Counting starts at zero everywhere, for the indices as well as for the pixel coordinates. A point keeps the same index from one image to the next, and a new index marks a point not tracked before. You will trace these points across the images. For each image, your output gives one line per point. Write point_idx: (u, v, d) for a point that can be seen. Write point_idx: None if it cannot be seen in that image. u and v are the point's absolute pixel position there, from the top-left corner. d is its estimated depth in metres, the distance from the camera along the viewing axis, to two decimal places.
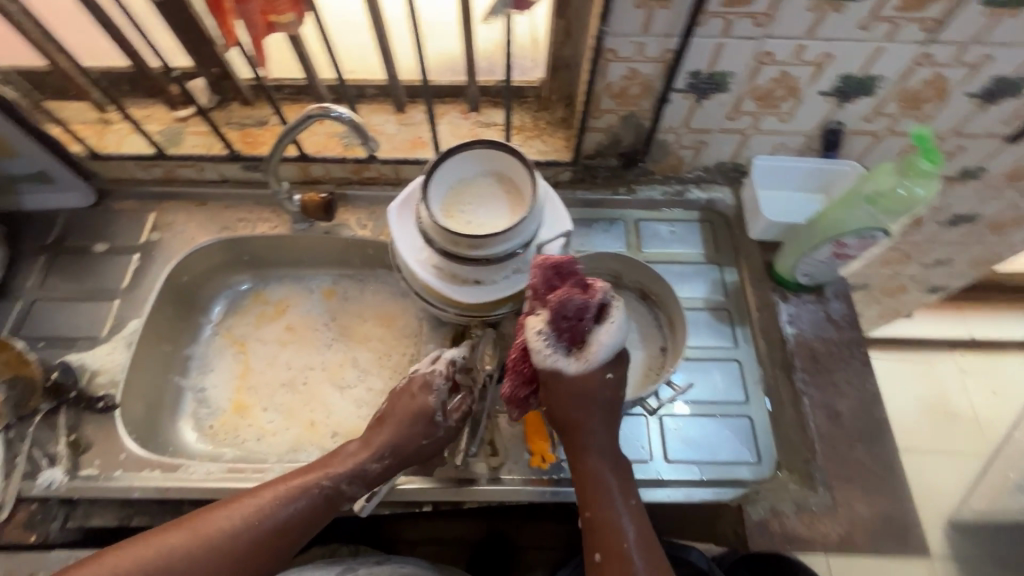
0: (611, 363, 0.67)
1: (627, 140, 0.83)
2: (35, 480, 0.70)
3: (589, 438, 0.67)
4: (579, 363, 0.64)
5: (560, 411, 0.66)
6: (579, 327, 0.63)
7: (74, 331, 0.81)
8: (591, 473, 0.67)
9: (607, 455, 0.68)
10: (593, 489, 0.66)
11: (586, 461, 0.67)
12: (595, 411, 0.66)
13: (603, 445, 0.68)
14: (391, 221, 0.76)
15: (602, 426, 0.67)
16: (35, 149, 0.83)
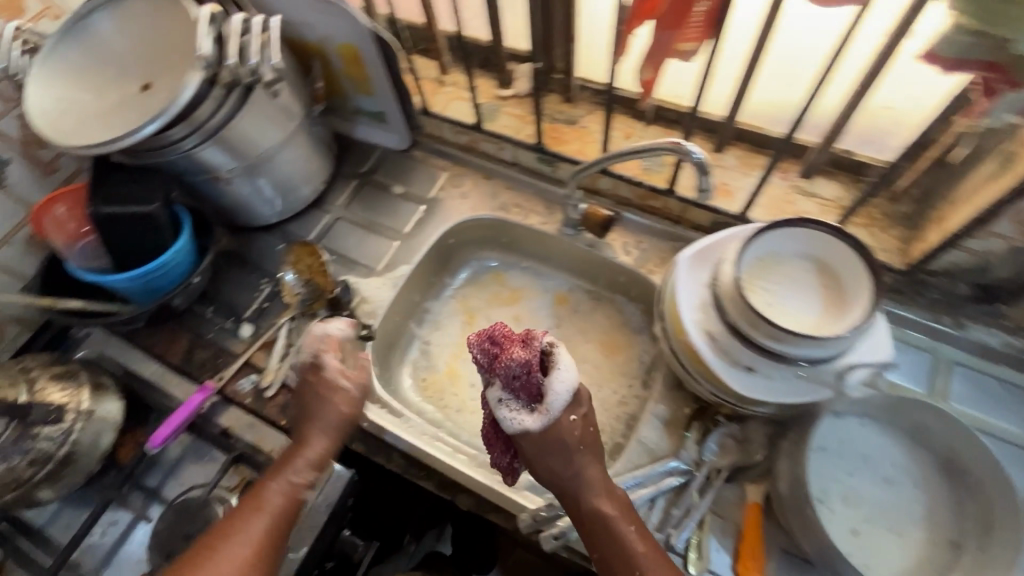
0: (574, 404, 0.64)
1: (999, 273, 0.66)
2: (298, 374, 0.81)
3: (580, 469, 0.62)
4: (545, 421, 0.62)
5: (541, 469, 0.63)
6: (530, 382, 0.61)
7: (360, 257, 0.92)
8: (595, 517, 0.61)
9: (614, 501, 0.61)
10: (595, 528, 0.60)
11: (591, 499, 0.61)
12: (567, 435, 0.63)
13: (597, 483, 0.62)
14: (680, 270, 0.70)
15: (584, 449, 0.64)
16: (387, 96, 0.91)
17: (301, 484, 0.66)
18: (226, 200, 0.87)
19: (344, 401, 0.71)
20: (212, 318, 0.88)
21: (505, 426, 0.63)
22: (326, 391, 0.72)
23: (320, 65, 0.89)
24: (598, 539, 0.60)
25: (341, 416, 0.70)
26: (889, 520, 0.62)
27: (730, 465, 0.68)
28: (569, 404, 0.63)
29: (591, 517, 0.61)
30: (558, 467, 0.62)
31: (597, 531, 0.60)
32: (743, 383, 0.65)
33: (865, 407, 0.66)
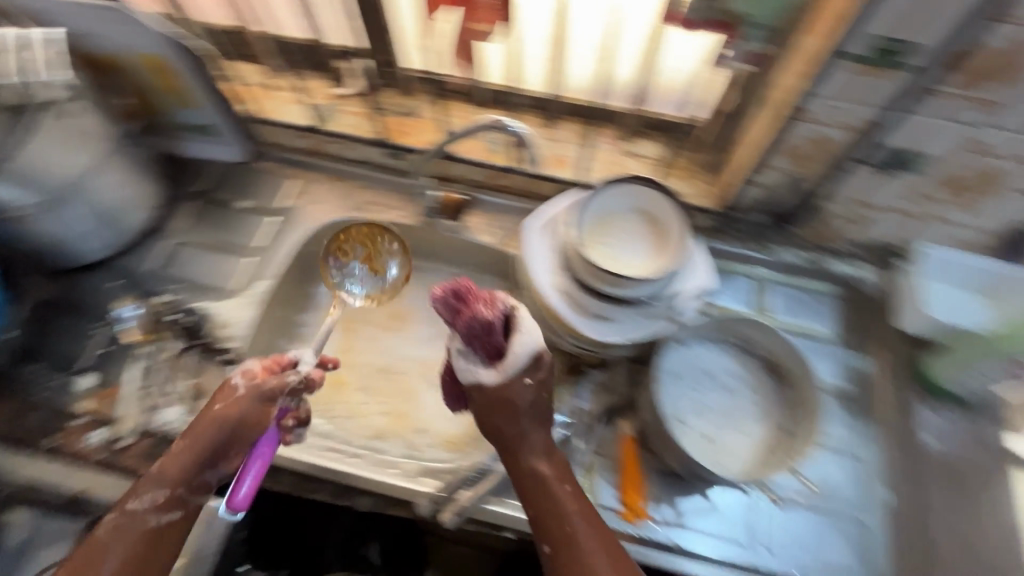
0: (530, 368, 0.62)
1: (784, 201, 0.78)
2: (158, 415, 0.74)
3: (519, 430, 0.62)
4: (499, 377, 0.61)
5: (488, 424, 0.63)
6: (489, 341, 0.61)
7: (209, 280, 0.86)
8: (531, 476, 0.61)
9: (552, 464, 0.62)
10: (534, 494, 0.60)
11: (527, 458, 0.62)
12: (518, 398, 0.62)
13: (540, 447, 0.63)
14: (529, 237, 0.74)
15: (532, 418, 0.63)
16: (210, 105, 0.85)
17: (148, 508, 0.58)
18: (35, 240, 0.76)
19: (221, 397, 0.64)
20: (39, 377, 0.76)
21: (463, 378, 0.63)
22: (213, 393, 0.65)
23: (124, 79, 0.82)
24: (528, 492, 0.60)
25: (217, 415, 0.63)
26: (734, 422, 0.72)
27: (604, 407, 0.75)
28: (527, 367, 0.62)
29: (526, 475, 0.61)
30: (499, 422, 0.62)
31: (530, 485, 0.61)
32: (598, 332, 0.71)
33: (701, 333, 0.75)
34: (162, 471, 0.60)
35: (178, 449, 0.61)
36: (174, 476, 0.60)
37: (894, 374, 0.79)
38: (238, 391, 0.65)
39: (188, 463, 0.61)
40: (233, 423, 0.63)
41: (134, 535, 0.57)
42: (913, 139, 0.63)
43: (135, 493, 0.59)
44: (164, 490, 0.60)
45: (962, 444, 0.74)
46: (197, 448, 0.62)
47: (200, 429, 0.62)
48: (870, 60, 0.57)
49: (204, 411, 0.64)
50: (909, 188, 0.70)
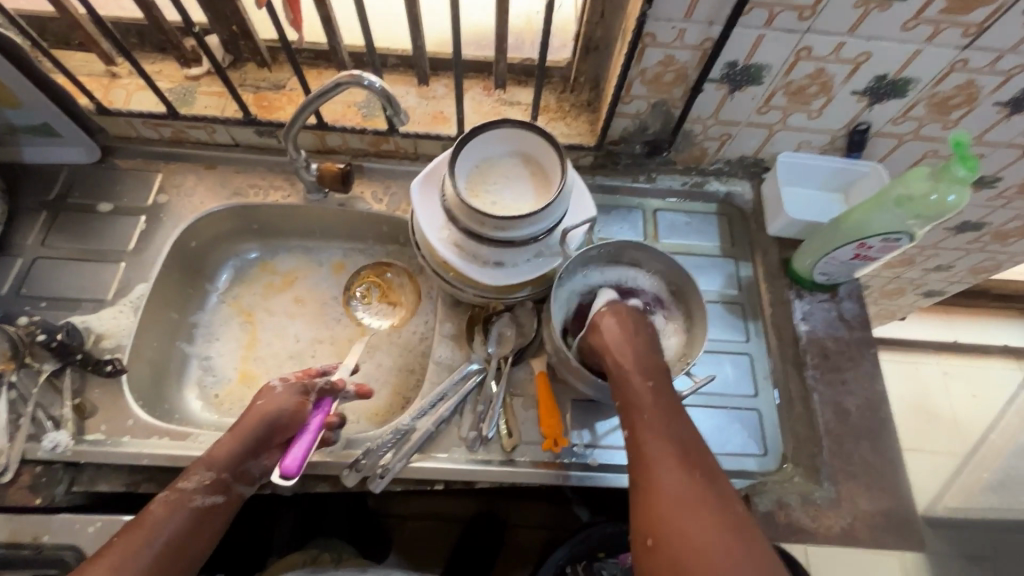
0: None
1: (654, 129, 0.83)
2: (39, 443, 0.68)
3: (625, 371, 0.60)
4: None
5: (606, 337, 0.63)
6: (610, 289, 0.74)
7: (77, 292, 0.79)
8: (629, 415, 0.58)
9: (648, 372, 0.60)
10: (630, 406, 0.58)
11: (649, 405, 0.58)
12: (627, 347, 0.62)
13: (640, 359, 0.61)
14: (414, 196, 0.74)
15: (644, 359, 0.61)
16: (37, 100, 0.77)
17: (195, 487, 0.60)
18: None
19: (262, 395, 0.67)
20: None
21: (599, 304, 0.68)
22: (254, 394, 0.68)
23: None
24: (634, 442, 0.56)
25: (258, 409, 0.65)
26: None
27: (513, 349, 0.77)
28: (635, 294, 0.75)
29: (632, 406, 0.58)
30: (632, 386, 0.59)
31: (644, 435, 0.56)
32: (494, 278, 0.74)
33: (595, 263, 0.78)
34: (210, 459, 0.62)
35: (225, 440, 0.63)
36: (218, 464, 0.62)
37: (770, 274, 0.86)
38: (275, 390, 0.68)
39: (234, 450, 0.63)
40: (273, 416, 0.65)
41: (184, 512, 0.58)
42: (748, 52, 0.68)
43: (186, 473, 0.61)
44: (209, 474, 0.61)
45: (830, 326, 0.82)
46: (244, 437, 0.63)
47: (250, 423, 0.64)
48: None
49: (247, 408, 0.66)
50: (755, 100, 0.76)
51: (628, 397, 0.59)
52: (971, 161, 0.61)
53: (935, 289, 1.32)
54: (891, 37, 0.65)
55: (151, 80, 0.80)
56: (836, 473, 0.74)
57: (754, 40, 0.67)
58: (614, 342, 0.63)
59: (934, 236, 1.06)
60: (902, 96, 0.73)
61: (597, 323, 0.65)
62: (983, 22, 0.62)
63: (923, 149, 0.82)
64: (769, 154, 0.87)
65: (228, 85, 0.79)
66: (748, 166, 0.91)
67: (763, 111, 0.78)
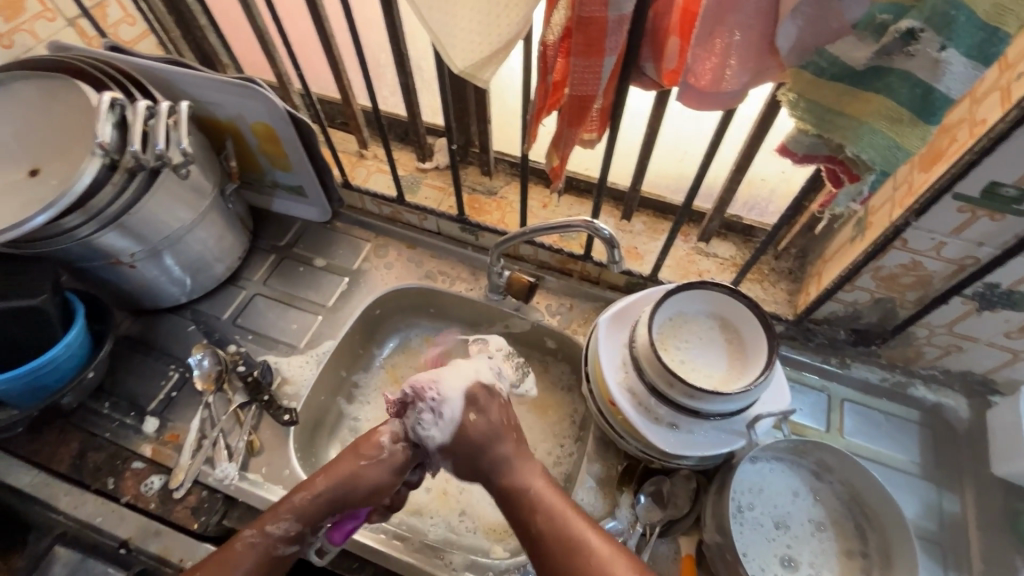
0: (472, 404, 0.67)
1: (867, 319, 0.76)
2: (212, 469, 0.74)
3: (563, 525, 0.59)
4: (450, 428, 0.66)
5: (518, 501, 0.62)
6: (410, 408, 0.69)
7: (280, 334, 0.89)
8: (568, 541, 0.58)
9: (602, 539, 0.58)
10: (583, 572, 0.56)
11: (564, 517, 0.60)
12: (549, 495, 0.62)
13: (582, 524, 0.59)
14: (600, 332, 0.74)
15: (554, 501, 0.62)
16: (304, 169, 0.90)
17: (274, 540, 0.60)
18: (128, 284, 0.81)
19: (366, 445, 0.66)
20: (111, 414, 0.79)
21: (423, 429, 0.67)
22: (363, 439, 0.67)
23: (233, 143, 0.88)
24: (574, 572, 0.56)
25: (359, 463, 0.64)
26: (803, 564, 0.66)
27: (662, 518, 0.70)
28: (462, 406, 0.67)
29: (568, 544, 0.58)
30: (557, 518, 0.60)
31: (588, 562, 0.56)
32: (666, 440, 0.69)
33: (776, 451, 0.70)
34: (300, 506, 0.61)
35: (321, 489, 0.62)
36: (304, 509, 0.62)
37: (985, 522, 0.72)
38: (381, 452, 0.66)
39: (331, 498, 0.62)
40: (365, 485, 0.64)
41: (263, 556, 0.60)
42: (1018, 278, 0.60)
43: (275, 518, 0.61)
44: (295, 526, 0.61)
45: None
46: (337, 491, 0.63)
47: (345, 467, 0.64)
48: (980, 202, 0.55)
49: (351, 453, 0.66)
50: (1008, 324, 0.66)
51: (569, 535, 0.58)
52: None
53: None
54: None
55: (393, 169, 0.91)
56: None
57: None
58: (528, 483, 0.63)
59: None
60: None
61: (512, 471, 0.64)
62: None
63: None
64: (1003, 377, 0.75)
65: (455, 188, 0.88)
66: (970, 382, 0.79)
67: (1014, 336, 0.68)
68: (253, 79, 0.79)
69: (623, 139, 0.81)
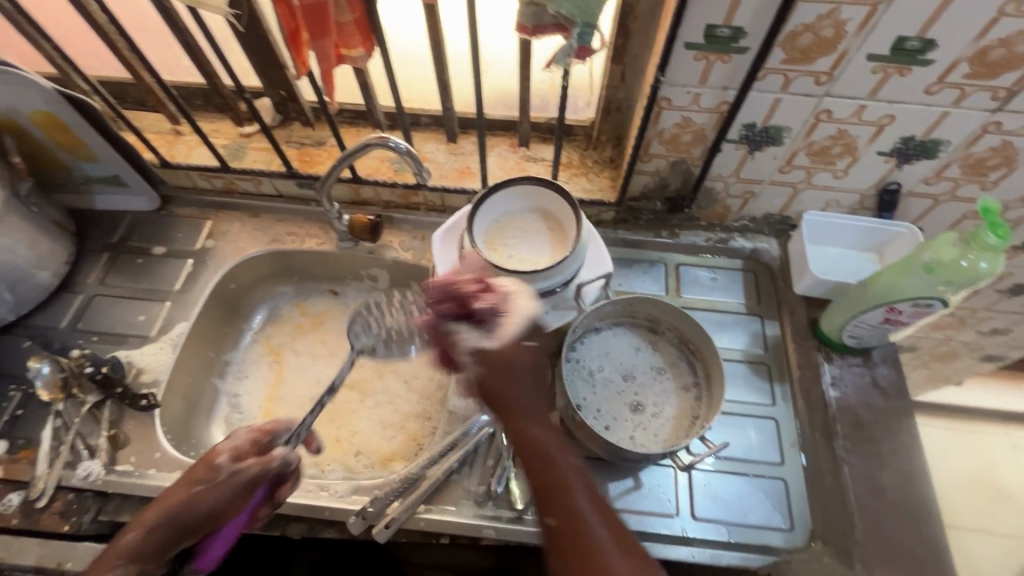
0: (532, 332, 0.57)
1: (674, 186, 0.84)
2: (74, 470, 0.73)
3: (559, 467, 0.51)
4: (498, 340, 0.55)
5: (494, 418, 0.53)
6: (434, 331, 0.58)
7: (126, 328, 0.85)
8: (556, 495, 0.50)
9: (589, 500, 0.50)
10: (558, 540, 0.48)
11: (566, 462, 0.51)
12: (547, 430, 0.53)
13: (574, 483, 0.51)
14: (436, 248, 0.77)
15: (545, 424, 0.53)
16: (109, 154, 0.86)
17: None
18: None
19: (201, 479, 0.61)
20: None
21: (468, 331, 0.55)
22: (195, 466, 0.63)
23: (14, 139, 0.81)
24: (547, 505, 0.50)
25: (192, 498, 0.60)
26: (649, 404, 0.74)
27: None
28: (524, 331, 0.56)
29: (552, 478, 0.50)
30: (550, 454, 0.51)
31: (560, 524, 0.49)
32: None
33: (612, 316, 0.78)
34: (132, 548, 0.59)
35: (154, 524, 0.60)
36: (136, 551, 0.59)
37: (798, 336, 0.83)
38: (217, 473, 0.62)
39: (166, 532, 0.60)
40: (204, 512, 0.60)
41: None
42: (766, 114, 0.69)
43: (107, 561, 0.59)
44: (135, 565, 0.59)
45: (863, 393, 0.79)
46: (173, 527, 0.60)
47: (178, 511, 0.60)
48: (707, 47, 0.62)
49: (184, 486, 0.61)
50: (778, 160, 0.75)
51: (552, 473, 0.50)
52: (1000, 228, 0.61)
53: (992, 354, 1.22)
54: (914, 100, 0.64)
55: (206, 137, 0.87)
56: (870, 555, 0.69)
57: (771, 103, 0.67)
58: (518, 391, 0.54)
59: (984, 298, 1.01)
60: (931, 157, 0.71)
61: (510, 404, 0.53)
62: (1011, 86, 0.60)
63: (959, 211, 0.79)
64: (796, 212, 0.86)
65: (275, 144, 0.87)
66: (774, 224, 0.89)
67: (786, 170, 0.77)
68: (7, 63, 0.73)
69: (405, 60, 0.84)
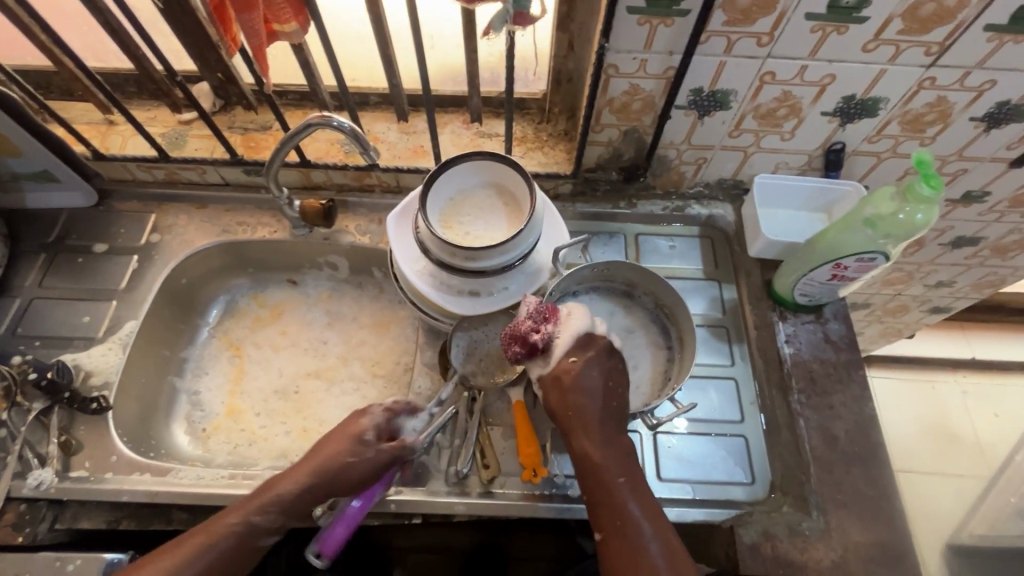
0: (578, 347, 0.65)
1: (628, 155, 0.84)
2: (24, 480, 0.70)
3: (584, 449, 0.62)
4: (551, 364, 0.65)
5: (570, 411, 0.64)
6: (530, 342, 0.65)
7: (71, 331, 0.82)
8: (595, 471, 0.62)
9: (631, 474, 0.62)
10: (608, 509, 0.60)
11: (585, 445, 0.63)
12: (575, 420, 0.63)
13: (616, 463, 0.62)
14: (390, 230, 0.75)
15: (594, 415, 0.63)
16: (35, 148, 0.81)
17: (223, 532, 0.60)
18: None
19: (353, 440, 0.64)
20: None
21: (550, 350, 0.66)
22: (342, 427, 0.66)
23: None
24: (589, 477, 0.62)
25: (343, 460, 0.63)
26: None
27: (489, 379, 0.77)
28: (574, 347, 0.65)
29: (583, 457, 0.62)
30: (588, 442, 0.63)
31: (613, 493, 0.61)
32: (469, 307, 0.74)
33: (587, 282, 0.79)
34: (283, 499, 0.61)
35: (298, 477, 0.62)
36: (286, 501, 0.62)
37: (755, 298, 0.85)
38: (365, 443, 0.64)
39: (310, 491, 0.62)
40: (335, 475, 0.62)
41: (225, 548, 0.59)
42: (712, 78, 0.69)
43: (253, 509, 0.61)
44: (261, 515, 0.61)
45: (817, 348, 0.82)
46: (321, 486, 0.62)
47: (332, 465, 0.63)
48: (649, 11, 0.61)
49: (329, 442, 0.64)
50: (726, 125, 0.76)
51: (596, 458, 0.62)
52: (934, 180, 0.63)
53: (940, 305, 1.28)
54: (851, 59, 0.65)
55: (140, 125, 0.83)
56: (826, 502, 0.72)
57: (716, 67, 0.67)
58: (583, 394, 0.64)
59: (929, 252, 1.05)
60: (872, 115, 0.72)
61: (579, 406, 0.63)
62: (943, 40, 0.62)
63: (901, 167, 0.81)
64: (748, 176, 0.87)
65: (216, 130, 0.83)
66: (728, 189, 0.90)
67: (735, 134, 0.78)
68: None
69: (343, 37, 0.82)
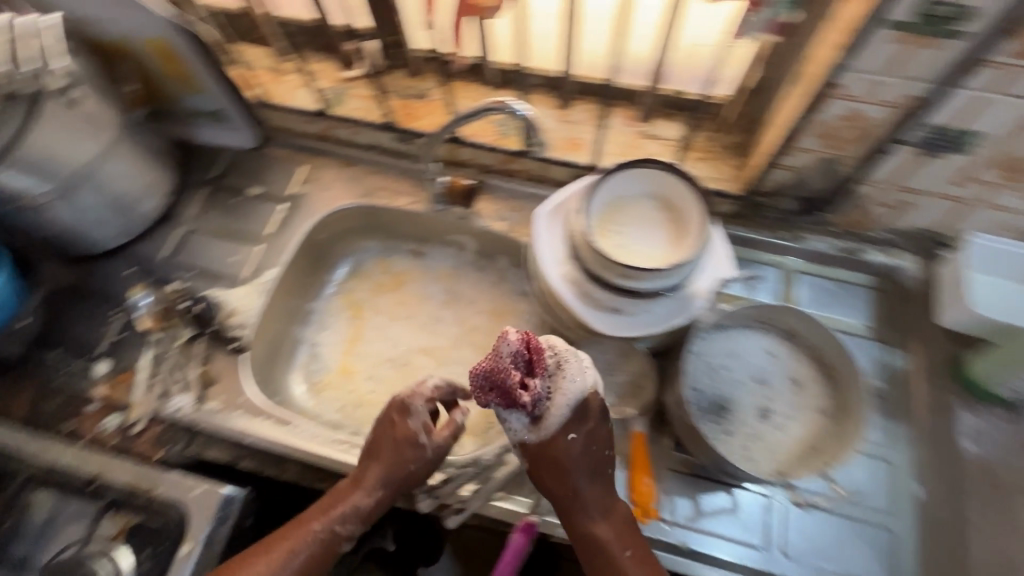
0: (574, 420, 0.60)
1: (814, 185, 0.73)
2: (167, 402, 0.76)
3: (583, 523, 0.62)
4: (543, 434, 0.60)
5: (561, 487, 0.61)
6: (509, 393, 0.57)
7: (219, 267, 0.86)
8: (596, 549, 0.61)
9: (636, 545, 0.61)
10: None
11: (585, 521, 0.62)
12: (574, 493, 0.62)
13: (619, 534, 0.61)
14: (540, 224, 0.70)
15: (590, 493, 0.62)
16: (215, 89, 0.83)
17: (322, 533, 0.63)
18: (50, 230, 0.77)
19: (412, 443, 0.66)
20: (61, 361, 0.79)
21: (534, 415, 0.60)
22: (397, 426, 0.67)
23: (131, 65, 0.80)
24: (590, 555, 0.61)
25: (403, 464, 0.65)
26: (759, 423, 0.68)
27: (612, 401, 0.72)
28: (570, 422, 0.60)
29: (583, 536, 0.62)
30: (585, 518, 0.62)
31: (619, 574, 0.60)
32: (610, 324, 0.67)
33: (743, 319, 0.71)
34: (367, 510, 0.64)
35: (378, 484, 0.65)
36: (364, 510, 0.65)
37: (933, 374, 0.73)
38: (421, 449, 0.66)
39: (392, 497, 0.65)
40: (406, 479, 0.66)
41: (321, 547, 0.63)
42: (960, 116, 0.57)
43: (343, 518, 0.64)
44: (353, 521, 0.64)
45: (1003, 450, 0.69)
46: (398, 488, 0.65)
47: (401, 467, 0.65)
48: (918, 27, 0.51)
49: (392, 437, 0.66)
50: (953, 171, 0.64)
51: (595, 533, 0.61)
52: None
53: None
54: None
55: None
56: None
57: (972, 103, 0.56)
58: (573, 477, 0.61)
59: None
60: None
61: (574, 487, 0.61)
62: None
63: None
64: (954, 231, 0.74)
65: None
66: (923, 241, 0.77)
67: (961, 183, 0.65)
68: None
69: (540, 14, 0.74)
